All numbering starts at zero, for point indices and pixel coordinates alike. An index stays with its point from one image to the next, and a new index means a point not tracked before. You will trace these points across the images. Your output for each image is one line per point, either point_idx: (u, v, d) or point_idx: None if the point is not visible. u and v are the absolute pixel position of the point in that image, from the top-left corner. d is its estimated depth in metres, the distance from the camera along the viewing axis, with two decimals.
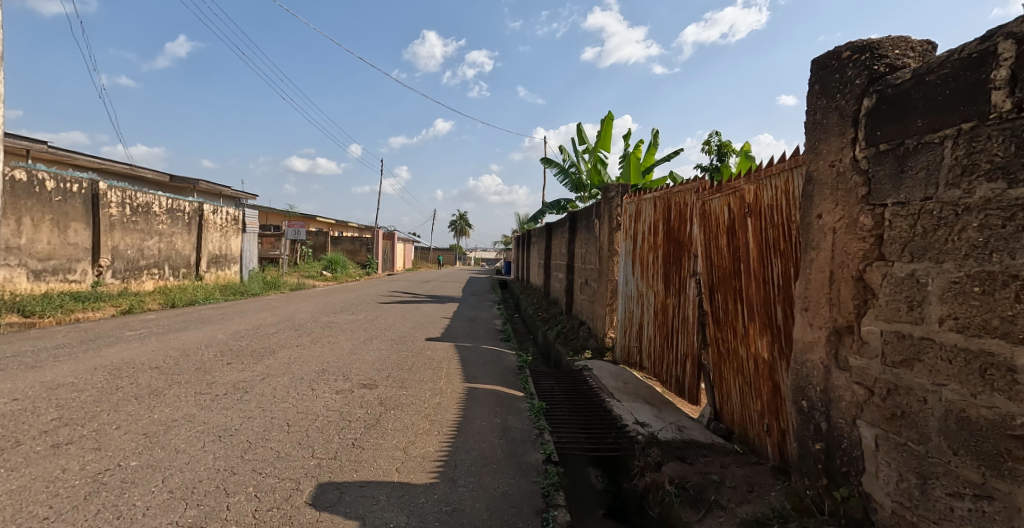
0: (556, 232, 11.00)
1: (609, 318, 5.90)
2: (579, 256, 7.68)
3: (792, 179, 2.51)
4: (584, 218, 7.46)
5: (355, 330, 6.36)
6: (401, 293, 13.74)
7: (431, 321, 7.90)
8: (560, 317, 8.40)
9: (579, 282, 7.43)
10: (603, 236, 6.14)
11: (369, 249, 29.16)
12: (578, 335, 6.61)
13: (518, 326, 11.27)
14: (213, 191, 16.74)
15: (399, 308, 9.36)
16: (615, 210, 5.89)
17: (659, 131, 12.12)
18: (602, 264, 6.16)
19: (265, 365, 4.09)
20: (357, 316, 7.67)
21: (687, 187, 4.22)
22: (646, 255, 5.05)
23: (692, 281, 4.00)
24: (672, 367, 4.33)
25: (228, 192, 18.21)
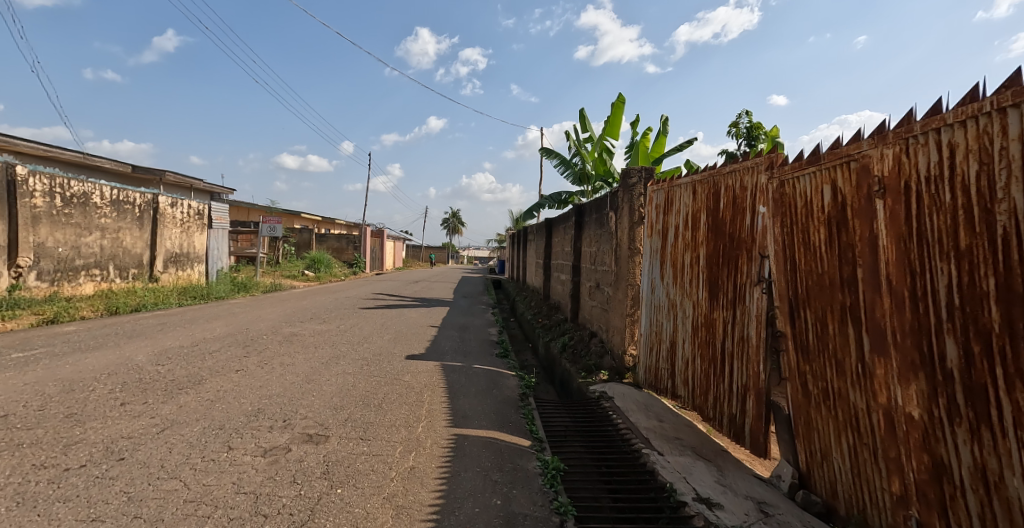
0: (558, 229, 9.98)
1: (631, 331, 4.90)
2: (588, 256, 6.67)
3: (1005, 125, 1.50)
4: (594, 212, 6.45)
5: (320, 344, 5.33)
6: (386, 296, 12.65)
7: (414, 330, 6.86)
8: (565, 326, 7.37)
9: (589, 287, 6.42)
10: (621, 232, 5.15)
11: (356, 248, 27.97)
12: (590, 350, 5.58)
13: (516, 334, 10.20)
14: (182, 184, 15.81)
15: (379, 314, 8.31)
16: (637, 200, 4.90)
17: (668, 118, 11.15)
18: (620, 265, 5.16)
19: (178, 403, 3.04)
20: (327, 325, 6.63)
21: (744, 164, 3.22)
22: (681, 256, 4.05)
23: (755, 289, 2.98)
24: (723, 402, 3.32)
25: (200, 186, 17.25)
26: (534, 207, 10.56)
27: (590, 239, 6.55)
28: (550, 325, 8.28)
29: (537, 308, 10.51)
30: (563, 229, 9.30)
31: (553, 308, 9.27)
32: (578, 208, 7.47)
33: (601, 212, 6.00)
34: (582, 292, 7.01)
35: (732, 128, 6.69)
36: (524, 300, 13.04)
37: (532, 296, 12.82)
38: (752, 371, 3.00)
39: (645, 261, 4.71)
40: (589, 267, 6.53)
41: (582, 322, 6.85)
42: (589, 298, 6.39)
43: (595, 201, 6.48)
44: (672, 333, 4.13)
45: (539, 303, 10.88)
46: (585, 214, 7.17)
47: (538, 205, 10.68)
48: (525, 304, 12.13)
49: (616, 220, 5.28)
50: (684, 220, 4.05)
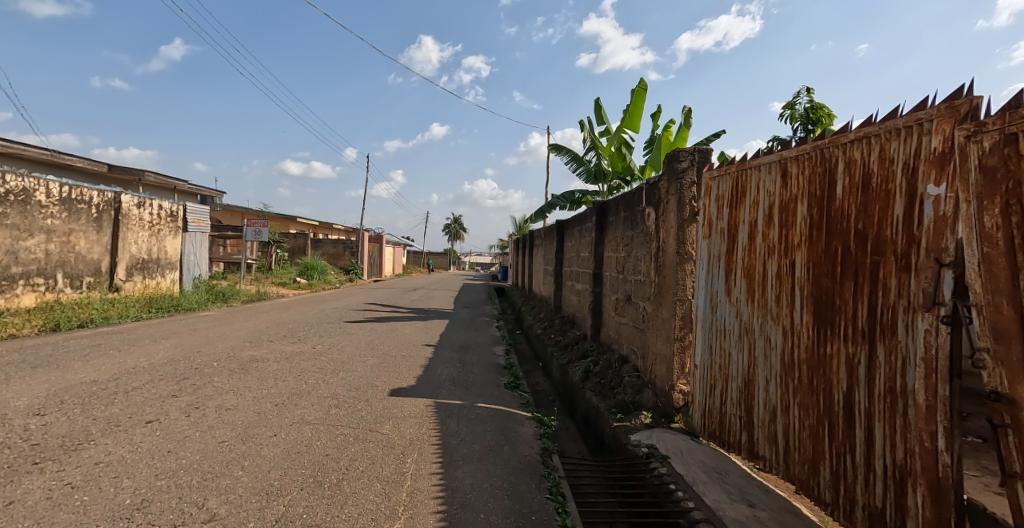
0: (571, 232, 8.91)
1: (684, 360, 3.83)
2: (616, 263, 5.60)
3: None
4: (625, 209, 5.39)
5: (283, 374, 4.22)
6: (379, 306, 11.56)
7: (404, 352, 5.74)
8: (585, 346, 6.28)
9: (620, 300, 5.36)
10: (665, 233, 4.09)
11: (353, 253, 26.96)
12: (623, 381, 4.50)
13: (525, 353, 9.08)
14: (164, 186, 15.28)
15: (367, 330, 7.20)
16: (687, 191, 3.84)
17: (690, 108, 10.11)
18: (664, 273, 4.10)
19: (16, 492, 1.95)
20: (300, 346, 5.52)
21: (881, 126, 2.16)
22: (763, 264, 2.99)
23: (922, 316, 1.91)
24: (849, 483, 2.23)
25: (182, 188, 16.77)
26: (544, 208, 9.48)
27: (620, 243, 5.48)
28: (565, 343, 7.17)
29: (548, 321, 9.37)
30: (578, 232, 8.24)
31: (567, 323, 8.16)
32: (600, 206, 6.42)
33: (635, 210, 4.95)
34: (608, 306, 5.91)
35: (785, 111, 5.61)
36: (531, 311, 11.93)
37: (539, 306, 11.74)
38: (913, 446, 1.92)
39: (703, 269, 3.65)
40: (619, 277, 5.46)
41: (608, 344, 5.76)
42: (620, 315, 5.32)
43: (625, 196, 5.43)
44: (751, 368, 3.06)
45: (549, 316, 9.76)
46: (609, 213, 6.11)
47: (549, 205, 9.61)
48: (532, 316, 11.02)
49: (658, 218, 4.23)
50: (766, 213, 2.99)
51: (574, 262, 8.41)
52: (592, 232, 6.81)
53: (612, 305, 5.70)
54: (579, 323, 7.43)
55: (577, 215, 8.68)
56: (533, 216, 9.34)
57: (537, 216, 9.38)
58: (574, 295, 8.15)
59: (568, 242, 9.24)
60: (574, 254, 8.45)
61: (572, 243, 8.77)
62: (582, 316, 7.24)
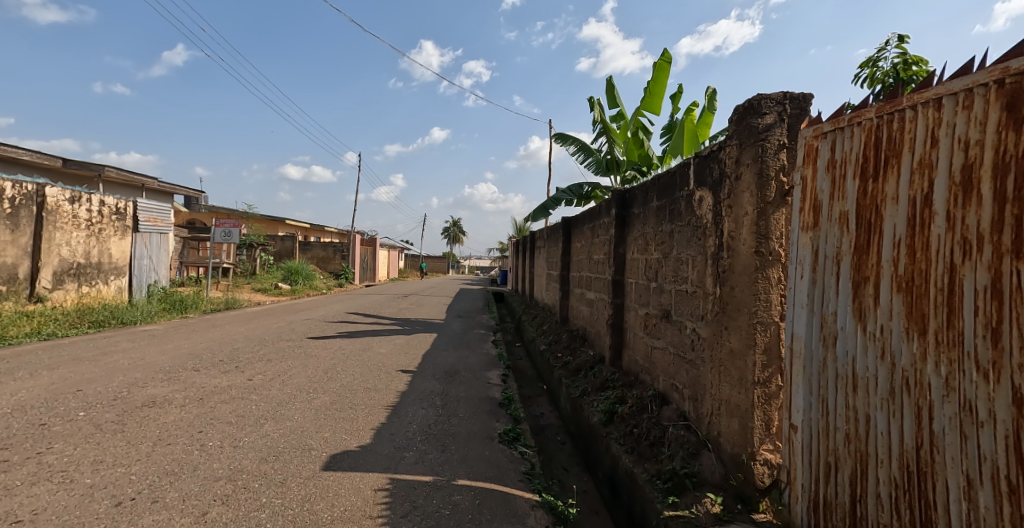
0: (581, 232, 7.63)
1: (769, 417, 2.50)
2: (647, 269, 4.31)
3: None
4: (659, 197, 4.10)
5: (175, 430, 2.92)
6: (360, 316, 10.28)
7: (369, 386, 4.43)
8: (604, 374, 4.96)
9: (656, 319, 4.04)
10: (730, 224, 2.79)
11: (344, 257, 26.00)
12: (667, 434, 3.18)
13: (528, 375, 7.75)
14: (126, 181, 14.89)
15: (332, 352, 5.91)
16: (769, 160, 2.53)
17: (715, 89, 8.79)
18: (729, 283, 2.77)
19: None
20: (231, 379, 4.24)
21: None
22: (954, 271, 1.67)
23: None
24: None
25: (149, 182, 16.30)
26: (548, 203, 8.20)
27: (652, 242, 4.19)
28: (576, 367, 5.86)
29: (553, 337, 8.04)
30: (590, 231, 6.95)
31: (577, 342, 6.85)
32: (620, 196, 5.15)
33: (677, 196, 3.64)
34: (635, 324, 4.59)
35: (866, 70, 4.28)
36: (532, 322, 10.61)
37: (542, 317, 10.48)
38: None
39: (804, 278, 2.32)
40: (652, 287, 4.15)
41: (636, 375, 4.42)
42: (656, 338, 4.00)
43: (657, 179, 4.16)
44: (920, 452, 1.74)
45: (555, 330, 8.44)
46: (633, 203, 4.82)
47: (553, 200, 8.32)
48: (534, 329, 9.69)
49: (720, 202, 2.91)
50: (954, 180, 1.68)
51: (585, 266, 7.09)
52: (609, 230, 5.52)
53: (643, 325, 4.38)
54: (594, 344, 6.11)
55: (587, 211, 7.40)
56: (536, 212, 8.05)
57: (540, 212, 8.08)
58: (586, 307, 6.83)
59: (576, 244, 7.98)
60: (585, 258, 7.14)
61: (581, 245, 7.49)
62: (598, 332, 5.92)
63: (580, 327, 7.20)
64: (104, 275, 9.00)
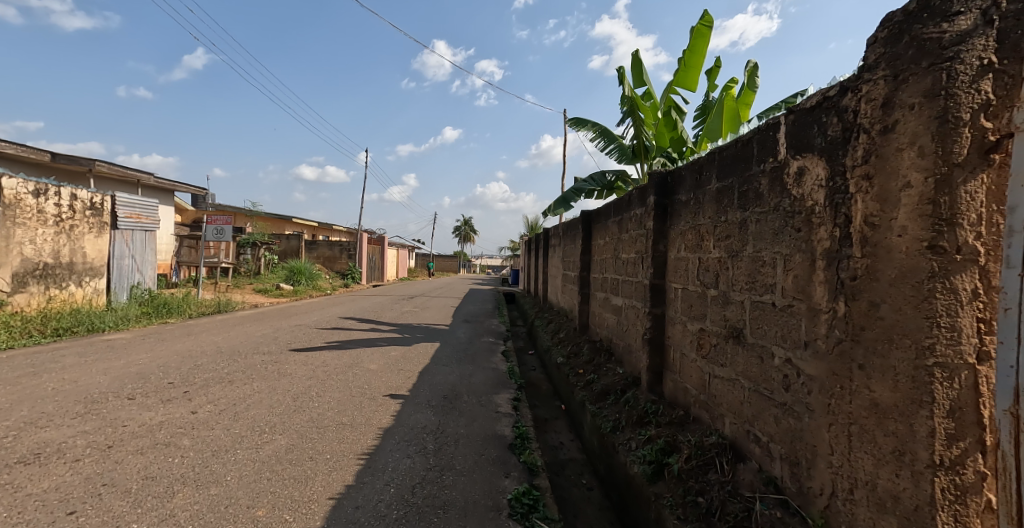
0: (605, 226, 6.65)
1: (964, 525, 1.47)
2: (704, 272, 3.30)
3: None
4: (720, 177, 3.10)
5: (29, 513, 2.04)
6: (358, 322, 9.46)
7: (343, 422, 3.52)
8: (641, 404, 3.97)
9: (720, 339, 3.02)
10: (862, 203, 1.74)
11: (350, 256, 25.37)
12: (753, 515, 2.17)
13: (544, 394, 6.78)
14: (118, 177, 14.38)
15: (311, 371, 5.04)
16: (955, 95, 1.50)
17: (756, 61, 7.68)
18: (865, 298, 1.73)
19: None
20: (167, 412, 3.38)
21: None
22: None
23: None
24: None
25: (144, 177, 15.80)
26: (566, 194, 7.20)
27: (713, 235, 3.16)
28: (604, 390, 4.86)
29: (573, 348, 7.05)
30: (616, 226, 5.96)
31: (601, 358, 5.86)
32: (661, 177, 4.14)
33: (753, 170, 2.63)
34: (686, 343, 3.58)
35: None
36: (548, 329, 9.65)
37: (559, 323, 9.53)
38: None
39: None
40: (713, 297, 3.13)
41: (689, 409, 3.40)
42: (720, 365, 2.98)
43: (717, 153, 3.15)
44: None
45: (573, 341, 7.46)
46: (680, 187, 3.82)
47: (572, 191, 7.31)
48: (550, 338, 8.74)
49: (841, 167, 1.88)
50: None
51: (612, 267, 6.09)
52: (647, 222, 4.51)
53: (698, 345, 3.36)
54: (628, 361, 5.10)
55: (613, 202, 6.41)
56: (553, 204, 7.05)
57: (557, 204, 7.09)
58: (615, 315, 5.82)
59: (599, 241, 6.99)
60: (611, 257, 6.14)
61: (606, 241, 6.51)
62: (634, 345, 4.89)
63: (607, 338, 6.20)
64: (78, 276, 8.29)
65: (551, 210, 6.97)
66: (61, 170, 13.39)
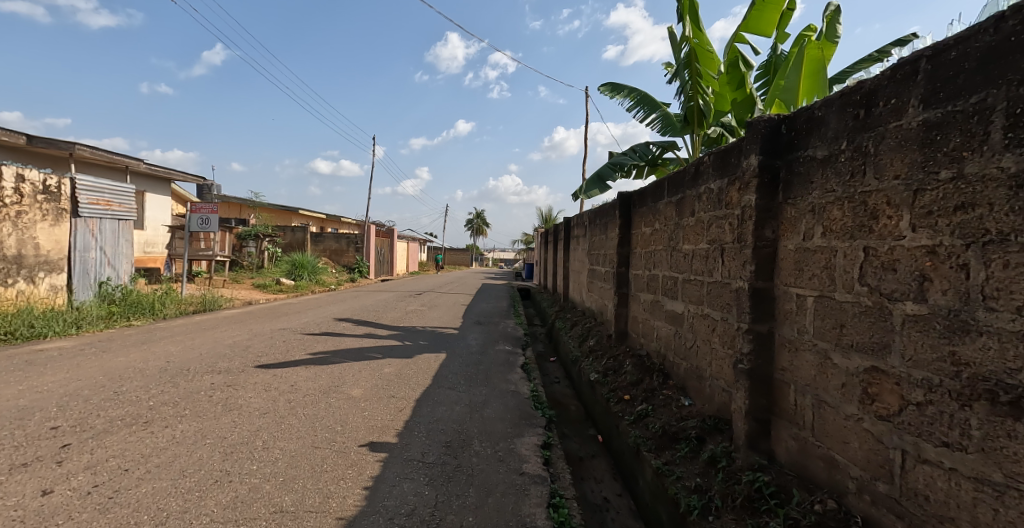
0: (656, 212, 5.31)
1: None
2: (885, 272, 1.93)
3: None
4: (925, 95, 1.76)
5: None
6: (354, 325, 8.26)
7: (283, 510, 2.26)
8: (742, 473, 2.63)
9: (939, 394, 1.68)
10: None
11: (358, 249, 24.36)
12: None
13: (577, 425, 5.47)
14: (102, 161, 13.33)
15: (270, 402, 3.81)
16: None
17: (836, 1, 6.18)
18: None
19: None
20: (3, 495, 2.16)
21: None
22: None
23: None
24: None
25: (134, 162, 14.76)
26: (604, 171, 5.90)
27: (911, 205, 1.80)
28: (673, 437, 3.52)
29: (613, 366, 5.72)
30: (677, 210, 4.59)
31: (657, 384, 4.53)
32: (773, 125, 2.75)
33: None
34: (833, 388, 2.21)
35: None
36: (575, 338, 8.34)
37: (587, 328, 8.25)
38: None
39: None
40: (913, 316, 1.77)
41: (849, 503, 2.05)
42: (944, 445, 1.64)
43: (922, 59, 1.79)
44: None
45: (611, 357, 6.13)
46: (814, 136, 2.44)
47: (610, 166, 5.99)
48: (580, 350, 7.43)
49: None
50: None
51: (670, 262, 4.74)
52: (743, 195, 3.13)
53: (864, 395, 2.00)
54: (703, 392, 3.74)
55: (667, 178, 5.03)
56: (587, 183, 5.76)
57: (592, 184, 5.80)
58: (678, 326, 4.48)
59: (646, 230, 5.64)
60: (669, 250, 4.79)
61: (659, 229, 5.16)
62: (716, 374, 3.53)
63: (661, 356, 4.88)
64: (28, 272, 7.22)
65: (587, 191, 5.69)
66: (41, 155, 12.44)
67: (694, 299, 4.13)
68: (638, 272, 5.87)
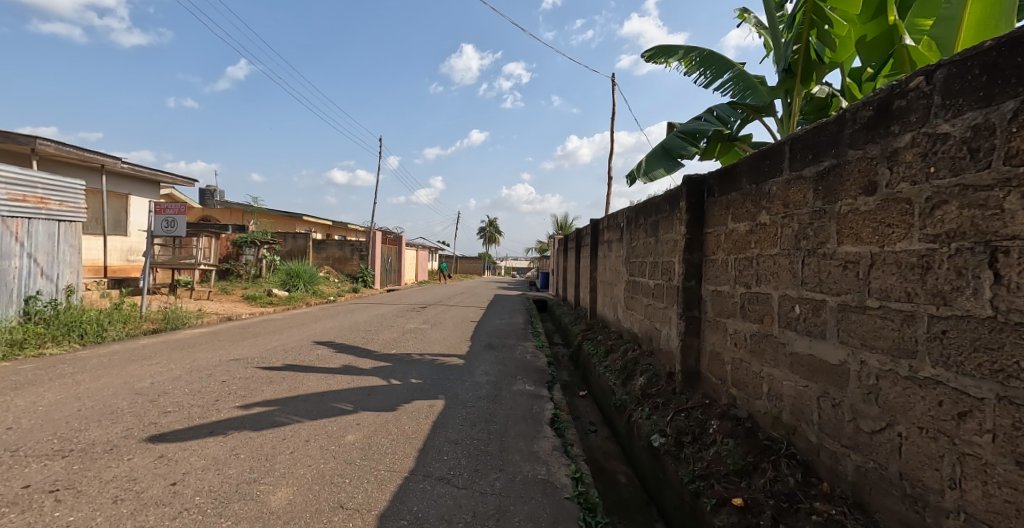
0: (760, 200, 3.63)
1: None
2: None
3: None
4: None
5: None
6: (333, 355, 6.56)
7: None
8: None
9: None
10: None
11: (363, 257, 22.93)
12: None
13: (637, 522, 3.62)
14: (69, 156, 11.88)
15: None
16: None
17: None
18: None
19: None
20: None
21: None
22: None
23: None
24: None
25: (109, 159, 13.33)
26: (672, 143, 4.30)
27: None
28: None
29: (693, 432, 3.88)
30: (826, 189, 2.76)
31: (797, 485, 2.67)
32: None
33: None
34: None
35: None
36: (619, 376, 6.48)
37: (631, 365, 6.51)
38: None
39: None
40: None
41: None
42: None
43: None
44: None
45: (683, 415, 4.29)
46: None
47: (680, 136, 4.37)
48: (629, 394, 5.59)
49: None
50: None
51: (812, 278, 2.91)
52: None
53: None
54: None
55: (790, 143, 3.20)
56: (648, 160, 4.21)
57: (655, 162, 4.25)
58: (835, 388, 2.62)
59: (747, 230, 3.82)
60: (808, 257, 2.95)
61: (779, 224, 3.32)
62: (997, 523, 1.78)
63: (789, 430, 3.03)
64: None
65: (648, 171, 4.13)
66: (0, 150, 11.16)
67: (886, 346, 2.26)
68: (733, 290, 4.05)
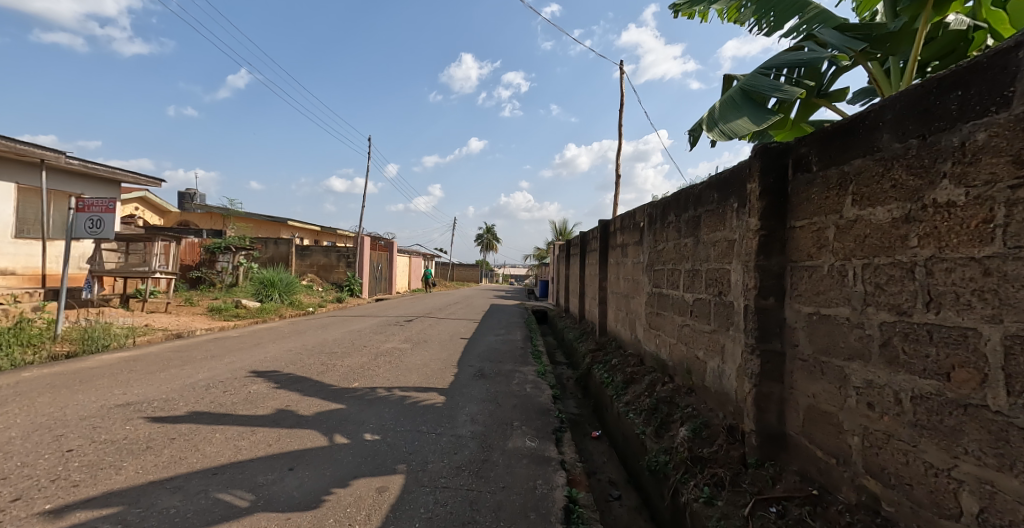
0: (936, 166, 2.06)
1: None
2: None
3: None
4: None
5: None
6: (270, 393, 4.99)
7: None
8: None
9: None
10: None
11: (350, 264, 21.38)
12: None
13: None
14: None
15: None
16: None
17: None
18: None
19: None
20: None
21: None
22: None
23: None
24: None
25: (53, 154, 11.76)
26: (752, 84, 3.13)
27: None
28: None
29: None
30: None
31: None
32: None
33: None
34: None
35: None
36: (647, 423, 4.90)
37: (665, 408, 4.96)
38: None
39: None
40: None
41: None
42: None
43: None
44: None
45: (775, 514, 2.72)
46: None
47: (762, 73, 3.20)
48: (669, 455, 4.01)
49: None
50: None
51: None
52: None
53: None
54: None
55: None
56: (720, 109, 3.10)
57: (731, 109, 3.12)
58: None
59: (896, 218, 2.30)
60: None
61: (998, 201, 1.83)
62: None
63: None
64: None
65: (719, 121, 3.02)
66: None
67: None
68: (862, 319, 2.50)
